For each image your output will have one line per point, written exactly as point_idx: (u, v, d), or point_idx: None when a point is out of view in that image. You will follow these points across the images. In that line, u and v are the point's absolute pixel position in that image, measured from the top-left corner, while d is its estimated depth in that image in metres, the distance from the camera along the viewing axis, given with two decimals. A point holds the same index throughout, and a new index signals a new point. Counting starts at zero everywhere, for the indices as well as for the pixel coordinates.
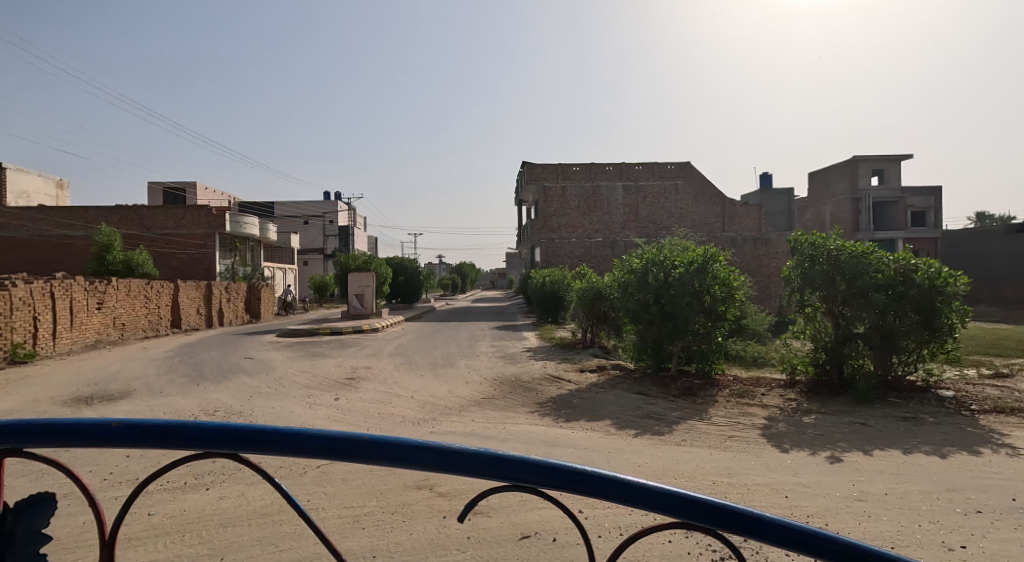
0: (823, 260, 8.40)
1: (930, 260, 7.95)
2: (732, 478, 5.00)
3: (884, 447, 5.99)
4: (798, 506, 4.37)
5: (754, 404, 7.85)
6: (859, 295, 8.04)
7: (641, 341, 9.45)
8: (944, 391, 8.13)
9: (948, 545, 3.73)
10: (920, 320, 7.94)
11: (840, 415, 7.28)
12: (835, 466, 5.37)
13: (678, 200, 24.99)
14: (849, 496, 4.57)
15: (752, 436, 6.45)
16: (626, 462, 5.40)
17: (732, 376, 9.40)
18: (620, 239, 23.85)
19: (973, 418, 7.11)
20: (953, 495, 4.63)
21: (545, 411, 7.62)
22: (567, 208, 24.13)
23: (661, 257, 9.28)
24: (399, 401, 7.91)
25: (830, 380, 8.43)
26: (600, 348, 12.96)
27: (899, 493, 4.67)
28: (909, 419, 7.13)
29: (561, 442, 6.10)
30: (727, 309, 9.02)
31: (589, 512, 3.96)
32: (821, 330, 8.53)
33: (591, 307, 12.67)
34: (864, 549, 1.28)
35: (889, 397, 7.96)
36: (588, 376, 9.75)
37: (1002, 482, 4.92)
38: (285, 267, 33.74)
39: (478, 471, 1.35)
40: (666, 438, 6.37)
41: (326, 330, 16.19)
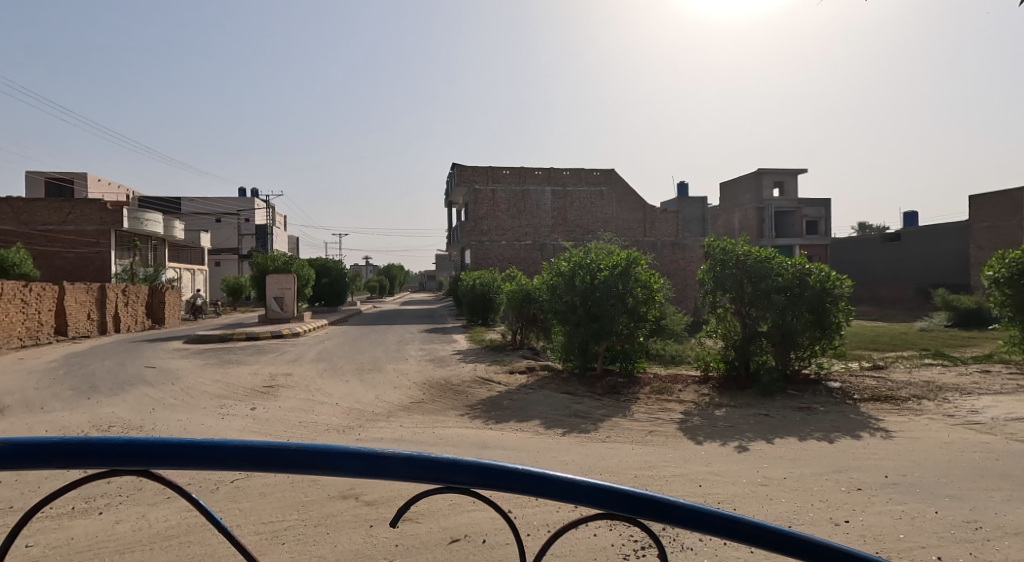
0: (734, 265, 8.81)
1: (822, 264, 8.58)
2: (650, 471, 5.15)
3: (783, 435, 6.38)
4: (710, 493, 4.56)
5: (672, 400, 8.15)
6: (762, 296, 8.56)
7: (569, 341, 9.57)
8: (832, 383, 8.77)
9: (834, 520, 4.02)
10: (813, 318, 8.53)
11: (747, 407, 7.70)
12: (744, 455, 5.66)
13: (604, 207, 25.68)
14: (754, 482, 4.82)
15: (670, 430, 6.68)
16: (554, 461, 5.45)
17: (653, 374, 9.74)
18: (548, 243, 24.21)
19: (855, 406, 7.69)
20: (838, 476, 4.97)
21: (476, 414, 7.58)
22: (496, 211, 24.04)
23: (588, 260, 9.50)
24: (321, 409, 7.62)
25: (739, 375, 8.88)
26: (530, 349, 13.08)
27: (795, 476, 4.98)
28: (803, 409, 7.62)
29: (490, 444, 6.07)
30: (647, 310, 9.31)
31: (519, 511, 3.94)
32: (731, 329, 8.97)
33: (521, 309, 12.76)
34: (789, 532, 1.30)
35: (788, 390, 8.47)
36: (517, 378, 9.77)
37: (876, 462, 5.37)
38: (194, 269, 31.80)
39: (411, 475, 1.29)
40: (592, 435, 6.49)
41: (241, 335, 15.44)
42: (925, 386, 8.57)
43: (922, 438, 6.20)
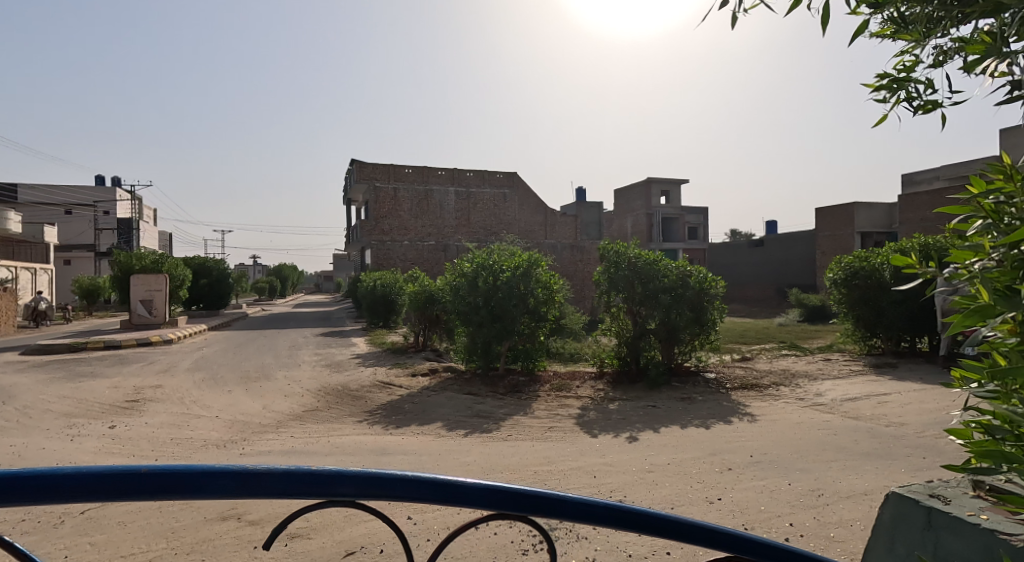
0: (626, 267, 9.19)
1: (701, 266, 9.18)
2: (550, 466, 5.21)
3: (667, 424, 6.72)
4: (603, 483, 4.70)
5: (570, 396, 8.34)
6: (651, 296, 9.01)
7: (472, 342, 9.53)
8: (709, 374, 9.36)
9: (709, 499, 4.29)
10: (693, 317, 9.10)
11: (637, 400, 8.04)
12: (634, 445, 5.90)
13: (507, 210, 26.03)
14: (642, 470, 5.03)
15: (568, 425, 6.83)
16: (456, 463, 5.36)
17: (552, 371, 9.93)
18: (452, 244, 24.09)
19: (728, 394, 8.29)
20: (713, 458, 5.32)
21: (374, 420, 7.32)
22: (398, 210, 23.48)
23: (490, 261, 9.49)
24: (197, 423, 7.01)
25: (630, 368, 9.24)
26: (432, 351, 12.90)
27: (678, 461, 5.26)
28: (685, 398, 8.10)
29: (389, 450, 5.88)
30: (547, 310, 9.46)
31: (419, 516, 3.85)
32: (623, 326, 9.34)
33: (423, 310, 12.56)
34: (683, 522, 1.27)
35: (673, 382, 8.94)
36: (419, 381, 9.57)
37: (745, 443, 5.81)
38: (37, 270, 28.05)
39: (289, 491, 1.16)
40: (494, 435, 6.48)
41: (98, 345, 13.92)
42: (783, 374, 9.44)
43: (780, 420, 6.79)
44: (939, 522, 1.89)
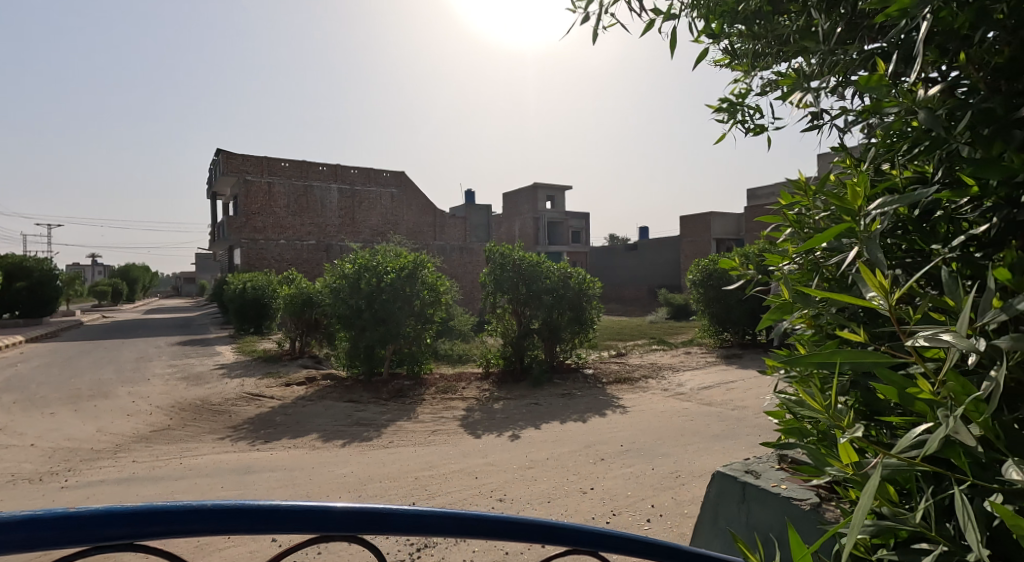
0: (511, 268, 9.34)
1: (580, 267, 9.67)
2: (433, 470, 5.13)
3: (548, 421, 6.91)
4: (483, 483, 4.71)
5: (456, 398, 8.30)
6: (535, 297, 9.29)
7: (353, 346, 9.13)
8: (587, 370, 9.74)
9: (583, 489, 4.46)
10: (572, 316, 9.52)
11: (521, 398, 8.20)
12: (516, 443, 5.99)
13: (393, 209, 25.35)
14: (522, 467, 5.12)
15: (451, 428, 6.77)
16: (330, 475, 5.08)
17: (437, 373, 9.82)
18: (335, 244, 22.87)
19: (604, 389, 8.69)
20: (588, 450, 5.56)
21: (240, 435, 6.74)
22: (273, 206, 21.64)
23: (373, 262, 9.18)
24: (11, 454, 6.02)
25: (513, 368, 9.38)
26: (311, 358, 12.23)
27: (556, 455, 5.43)
28: (566, 395, 8.39)
29: (254, 467, 5.44)
30: (433, 312, 9.36)
31: (284, 542, 3.68)
32: (508, 326, 9.48)
33: (301, 314, 11.87)
34: (518, 519, 1.11)
35: (554, 380, 9.20)
36: (293, 390, 8.99)
37: (617, 433, 6.14)
38: None
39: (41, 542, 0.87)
40: (374, 443, 6.25)
41: None
42: (651, 367, 10.12)
43: (645, 410, 7.24)
44: (752, 493, 1.67)
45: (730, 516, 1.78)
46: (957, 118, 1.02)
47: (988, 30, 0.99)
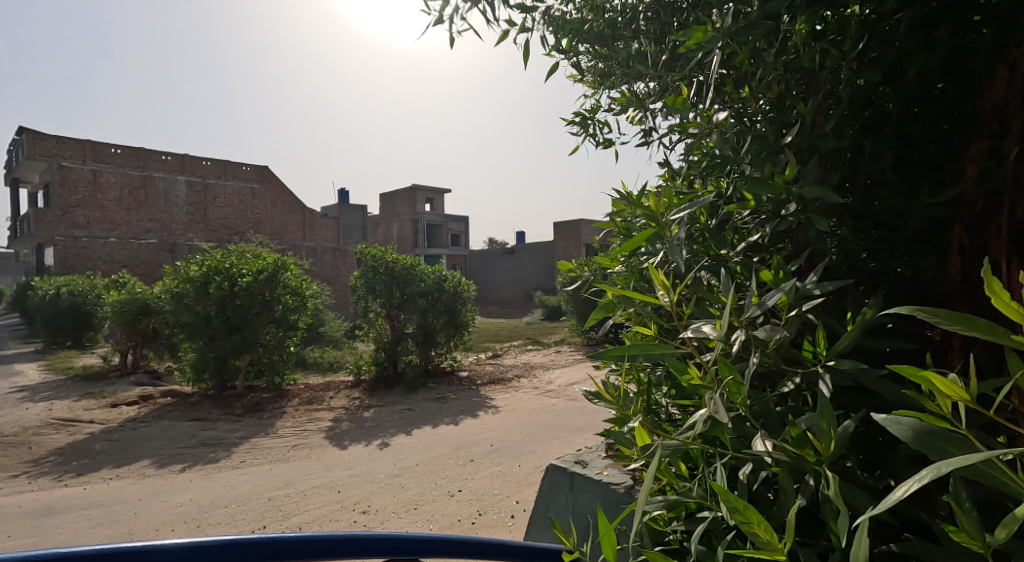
0: (383, 272, 8.94)
1: (454, 271, 9.65)
2: (290, 487, 4.71)
3: (420, 425, 6.65)
4: (347, 496, 4.45)
5: (322, 409, 7.49)
6: (409, 301, 9.02)
7: (201, 358, 7.88)
8: (462, 372, 9.52)
9: (450, 492, 4.46)
10: (448, 319, 9.49)
11: (393, 404, 7.72)
12: (386, 451, 5.69)
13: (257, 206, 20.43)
14: (390, 475, 4.92)
15: (315, 441, 6.18)
16: (164, 506, 4.44)
17: (302, 383, 8.91)
18: (184, 243, 17.83)
19: (477, 390, 8.51)
20: (458, 452, 5.50)
21: (45, 469, 5.64)
22: (101, 197, 16.56)
23: (227, 265, 7.96)
24: None
25: (387, 374, 8.86)
26: (148, 373, 10.71)
27: (427, 460, 5.28)
28: (439, 398, 8.07)
29: (61, 508, 4.58)
30: (298, 318, 8.46)
31: None
32: (381, 333, 8.98)
33: (132, 325, 10.32)
34: (321, 538, 0.85)
35: (428, 384, 8.88)
36: (123, 411, 7.64)
37: (488, 433, 6.15)
38: None
39: None
40: (222, 464, 5.53)
41: None
42: (524, 367, 10.24)
43: (517, 409, 7.28)
44: (582, 483, 1.41)
45: (556, 509, 1.48)
46: (742, 144, 1.00)
47: (766, 71, 0.98)
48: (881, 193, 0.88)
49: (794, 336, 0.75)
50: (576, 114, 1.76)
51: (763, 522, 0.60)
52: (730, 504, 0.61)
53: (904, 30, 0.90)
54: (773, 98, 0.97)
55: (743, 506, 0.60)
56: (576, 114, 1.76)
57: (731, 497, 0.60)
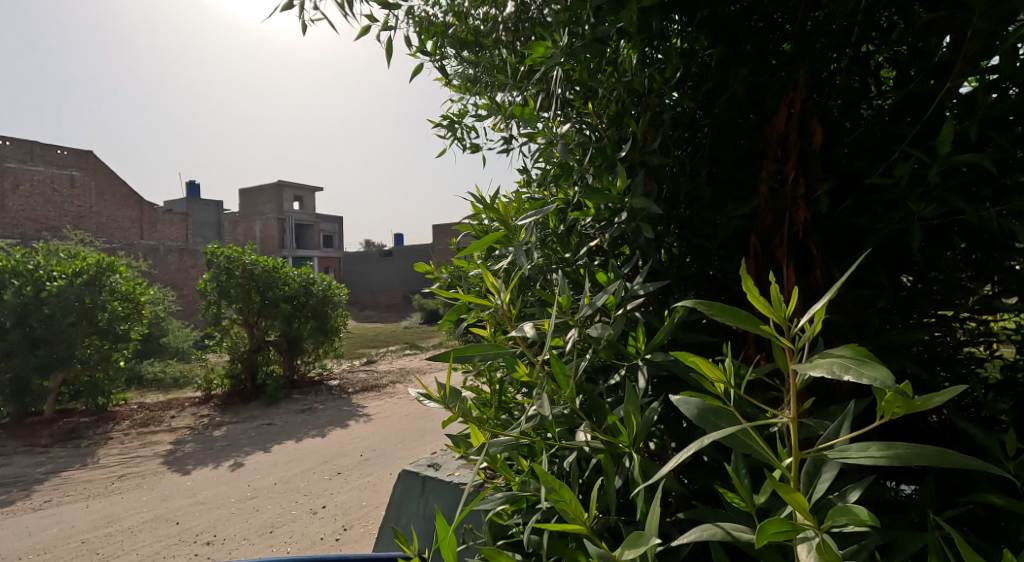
0: (239, 272, 7.82)
1: (323, 274, 8.78)
2: (115, 524, 4.08)
3: (280, 441, 5.99)
4: (188, 528, 3.99)
5: (160, 431, 6.33)
6: (271, 306, 7.97)
7: None
8: (333, 381, 8.60)
9: (313, 509, 4.20)
10: (316, 325, 8.53)
11: (248, 420, 6.79)
12: (238, 472, 5.08)
13: (75, 199, 15.77)
14: (242, 498, 4.47)
15: (150, 468, 5.28)
16: None
17: (134, 403, 7.35)
18: None
19: (349, 398, 7.87)
20: (323, 467, 5.14)
21: None
22: None
23: (31, 266, 6.66)
24: None
25: (244, 388, 7.75)
26: None
27: (286, 479, 4.87)
28: (305, 410, 7.27)
29: None
30: (131, 329, 7.31)
31: None
32: (237, 342, 7.84)
33: None
34: None
35: (292, 395, 7.93)
36: None
37: (358, 443, 5.83)
38: None
39: None
40: (18, 507, 4.43)
41: None
42: (399, 372, 9.43)
43: (390, 415, 6.95)
44: (432, 489, 1.42)
45: (407, 515, 1.47)
46: (584, 155, 1.06)
47: (603, 89, 1.05)
48: (697, 205, 0.99)
49: (616, 332, 0.81)
50: (445, 117, 1.75)
51: (578, 501, 0.65)
52: (546, 485, 0.65)
53: (715, 65, 1.01)
54: (613, 116, 1.04)
55: (557, 486, 0.64)
56: (444, 117, 1.75)
57: (547, 476, 0.64)
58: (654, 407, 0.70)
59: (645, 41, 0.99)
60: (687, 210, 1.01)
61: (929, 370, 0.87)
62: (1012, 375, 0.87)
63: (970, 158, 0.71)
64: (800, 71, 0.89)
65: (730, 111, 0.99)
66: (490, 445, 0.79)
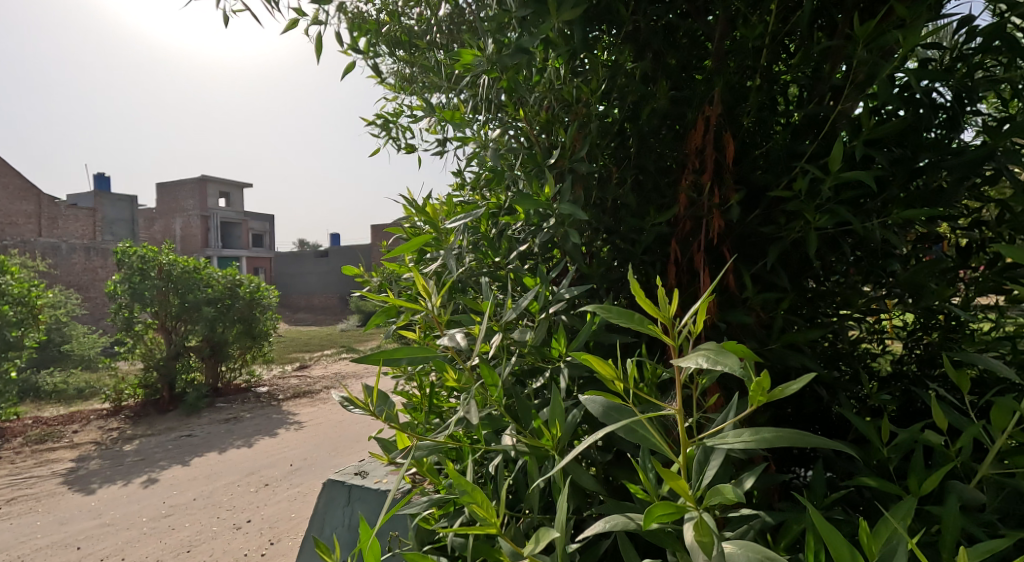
0: (154, 273, 7.32)
1: (252, 275, 8.31)
2: (4, 554, 3.73)
3: (201, 453, 5.66)
4: (90, 553, 3.70)
5: (61, 447, 5.84)
6: (191, 310, 7.50)
7: None
8: (262, 388, 8.33)
9: (237, 524, 4.00)
10: (242, 329, 8.09)
11: (165, 432, 6.39)
12: (150, 489, 4.76)
13: None
14: (155, 517, 4.20)
15: (48, 487, 4.88)
16: None
17: (29, 417, 6.69)
18: None
19: (279, 406, 7.55)
20: (249, 478, 4.91)
21: None
22: None
23: None
24: None
25: (160, 398, 7.34)
26: None
27: (206, 494, 4.61)
28: (230, 419, 6.92)
29: None
30: (25, 336, 6.67)
31: None
32: (152, 349, 7.37)
33: None
34: None
35: (215, 403, 7.58)
36: None
37: (288, 453, 5.60)
38: None
39: None
40: None
41: None
42: (334, 376, 9.13)
43: (322, 422, 6.72)
44: (359, 497, 1.39)
45: (330, 525, 1.42)
46: (514, 161, 1.08)
47: (532, 96, 1.07)
48: (623, 211, 1.03)
49: (542, 336, 0.83)
50: (379, 116, 1.73)
51: (490, 503, 0.66)
52: (458, 488, 0.65)
53: (639, 78, 1.05)
54: (542, 123, 1.07)
55: (470, 489, 0.65)
56: (378, 116, 1.73)
57: (460, 480, 0.65)
58: (577, 412, 0.72)
59: (570, 52, 1.02)
60: (613, 217, 1.05)
61: (829, 363, 0.95)
62: (898, 368, 0.96)
63: (857, 174, 0.79)
64: (714, 87, 0.94)
65: (655, 122, 1.04)
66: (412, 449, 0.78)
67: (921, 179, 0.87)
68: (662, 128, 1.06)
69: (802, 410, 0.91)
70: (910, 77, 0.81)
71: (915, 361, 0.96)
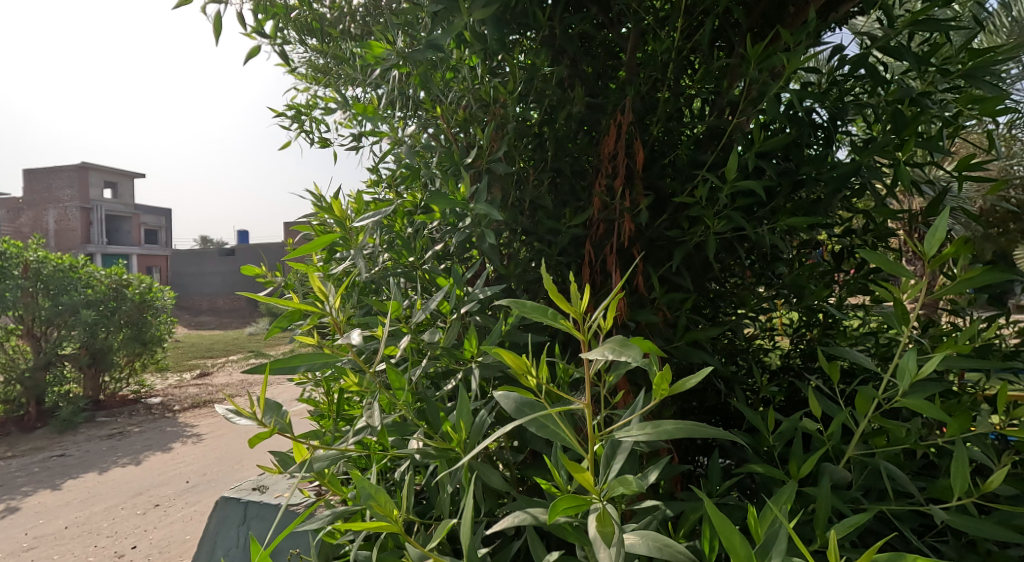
0: (17, 273, 6.60)
1: (142, 275, 7.67)
2: None
3: (77, 474, 5.18)
4: None
5: None
6: (65, 313, 6.82)
7: None
8: (153, 399, 7.82)
9: (119, 552, 3.70)
10: (130, 333, 7.43)
11: (32, 454, 5.80)
12: (11, 518, 4.31)
13: None
14: (14, 551, 3.84)
15: None
16: None
17: None
18: None
19: (174, 418, 7.06)
20: (135, 500, 4.55)
21: None
22: None
23: None
24: None
25: (25, 413, 6.81)
26: None
27: (80, 520, 4.23)
28: (115, 435, 6.39)
29: None
30: None
31: None
32: (15, 359, 6.70)
33: None
34: None
35: (95, 419, 6.98)
36: None
37: (184, 468, 5.25)
38: None
39: None
40: None
41: None
42: (240, 383, 8.66)
43: (224, 434, 6.36)
44: (255, 513, 1.33)
45: (222, 548, 1.34)
46: (430, 157, 1.07)
47: (451, 95, 1.07)
48: (540, 213, 1.05)
49: (457, 334, 0.83)
50: (291, 107, 1.66)
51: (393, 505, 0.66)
52: (364, 491, 0.65)
53: (555, 82, 1.07)
54: (460, 121, 1.07)
55: (376, 491, 0.65)
56: (289, 108, 1.65)
57: (364, 481, 0.64)
58: (485, 413, 0.72)
59: (486, 51, 1.03)
60: (531, 218, 1.07)
61: (728, 358, 1.02)
62: (785, 361, 1.05)
63: (750, 183, 0.85)
64: (627, 95, 0.98)
65: (572, 127, 1.06)
66: (309, 462, 0.76)
67: (803, 190, 0.96)
68: (579, 132, 1.10)
69: (706, 402, 0.99)
70: (794, 97, 0.88)
71: (800, 354, 1.05)
